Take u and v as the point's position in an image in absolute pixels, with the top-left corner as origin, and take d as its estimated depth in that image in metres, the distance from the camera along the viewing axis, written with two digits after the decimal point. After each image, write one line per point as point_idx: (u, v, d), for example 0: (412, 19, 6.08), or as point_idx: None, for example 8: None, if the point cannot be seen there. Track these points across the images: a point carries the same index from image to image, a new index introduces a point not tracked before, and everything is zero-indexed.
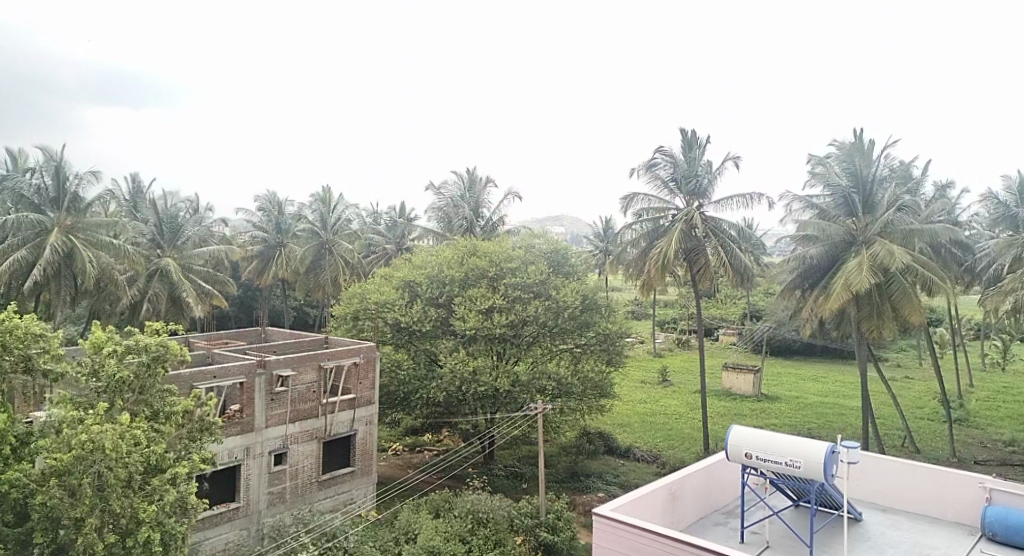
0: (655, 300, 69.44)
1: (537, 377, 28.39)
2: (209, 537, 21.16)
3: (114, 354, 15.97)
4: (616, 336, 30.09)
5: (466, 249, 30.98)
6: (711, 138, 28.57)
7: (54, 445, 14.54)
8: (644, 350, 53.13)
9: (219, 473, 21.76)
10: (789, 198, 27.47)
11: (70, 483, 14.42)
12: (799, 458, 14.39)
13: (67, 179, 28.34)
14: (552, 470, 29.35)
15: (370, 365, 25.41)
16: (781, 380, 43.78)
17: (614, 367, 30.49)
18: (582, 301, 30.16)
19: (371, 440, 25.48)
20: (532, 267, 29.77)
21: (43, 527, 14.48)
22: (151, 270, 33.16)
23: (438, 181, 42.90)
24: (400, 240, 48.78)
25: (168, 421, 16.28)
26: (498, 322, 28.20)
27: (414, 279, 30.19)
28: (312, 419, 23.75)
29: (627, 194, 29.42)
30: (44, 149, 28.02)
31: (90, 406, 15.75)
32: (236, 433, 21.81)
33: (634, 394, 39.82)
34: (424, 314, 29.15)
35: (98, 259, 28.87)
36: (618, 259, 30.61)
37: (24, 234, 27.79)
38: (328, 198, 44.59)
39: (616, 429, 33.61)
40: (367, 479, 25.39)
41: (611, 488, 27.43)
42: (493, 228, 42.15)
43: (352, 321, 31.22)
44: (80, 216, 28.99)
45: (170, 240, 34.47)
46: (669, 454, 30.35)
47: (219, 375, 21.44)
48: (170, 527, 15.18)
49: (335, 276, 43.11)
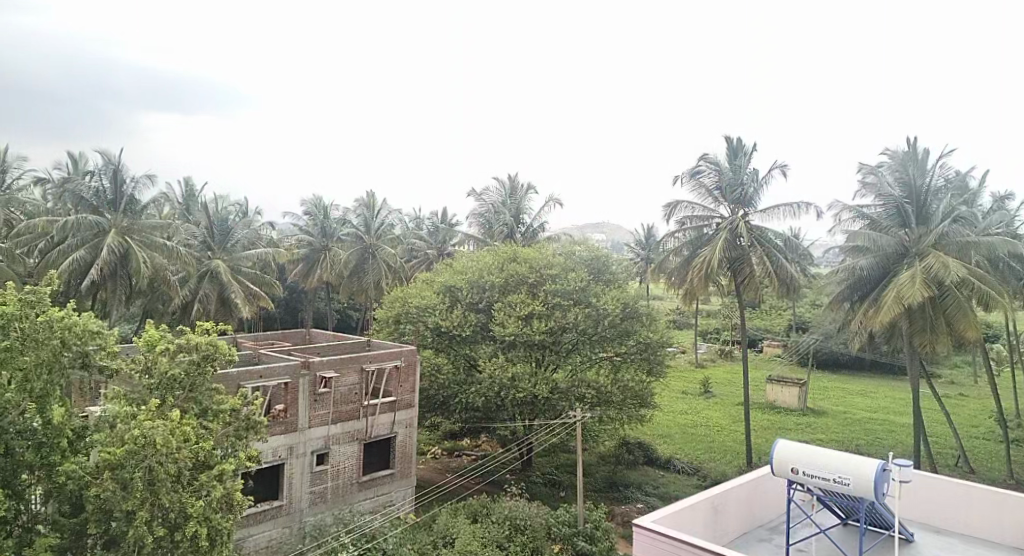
0: (698, 309, 68.87)
1: (576, 385, 28.29)
2: (253, 534, 21.56)
3: (166, 352, 16.42)
4: (658, 345, 29.84)
5: (506, 255, 31.11)
6: (758, 146, 28.21)
7: (108, 439, 14.95)
8: (686, 359, 52.73)
9: (263, 471, 22.15)
10: (838, 208, 27.04)
11: (123, 477, 14.75)
12: (847, 476, 14.11)
13: (124, 183, 29.13)
14: (591, 479, 29.21)
15: (411, 369, 25.62)
16: (827, 394, 43.01)
17: (655, 377, 30.28)
18: (623, 309, 30.02)
19: (412, 442, 25.67)
20: (573, 274, 29.75)
21: (96, 519, 14.85)
22: (202, 272, 33.92)
23: (480, 187, 43.17)
24: (442, 246, 49.22)
25: (216, 419, 16.60)
26: (538, 329, 28.18)
27: (455, 284, 30.48)
28: (353, 420, 24.01)
29: (670, 201, 29.23)
30: (103, 152, 28.84)
31: (143, 402, 16.11)
32: (280, 432, 22.17)
33: (675, 405, 39.49)
34: (464, 319, 29.35)
35: (152, 260, 29.65)
36: (660, 267, 30.38)
37: (82, 234, 28.66)
38: (372, 203, 45.17)
39: (656, 440, 33.37)
40: (406, 482, 25.55)
41: (651, 499, 27.18)
42: (534, 234, 42.27)
43: (394, 325, 31.62)
44: (136, 218, 29.80)
45: (220, 242, 35.31)
46: (711, 466, 30.02)
47: (265, 375, 21.85)
48: (216, 523, 15.44)
49: (377, 280, 43.59)
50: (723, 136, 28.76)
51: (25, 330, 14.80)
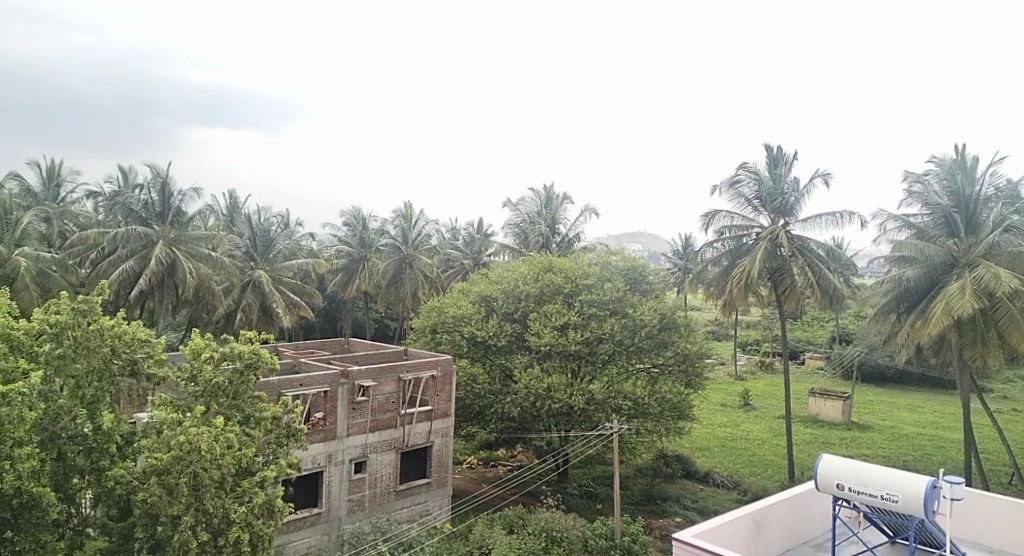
0: (737, 320, 68.10)
1: (613, 397, 28.09)
2: (293, 541, 21.79)
3: (210, 360, 16.71)
4: (696, 357, 29.51)
5: (543, 265, 31.13)
6: (799, 155, 27.85)
7: (155, 445, 15.24)
8: (725, 371, 52.09)
9: (303, 478, 22.40)
10: (883, 218, 26.51)
11: (168, 482, 14.99)
12: (897, 493, 13.79)
13: (171, 195, 29.78)
14: (628, 492, 28.96)
15: (447, 378, 25.72)
16: (871, 408, 42.13)
17: (693, 389, 29.95)
18: (661, 320, 29.77)
19: (448, 451, 25.73)
20: (609, 284, 29.60)
21: (143, 523, 15.11)
22: (244, 281, 34.51)
23: (516, 198, 43.32)
24: (478, 256, 49.50)
25: (258, 426, 16.82)
26: (573, 340, 28.09)
27: (490, 294, 30.58)
28: (390, 429, 24.14)
29: (709, 211, 28.96)
30: (152, 165, 29.55)
31: (188, 409, 16.38)
32: (319, 440, 22.40)
33: (714, 417, 39.01)
34: (500, 329, 29.41)
35: (197, 270, 30.25)
36: (698, 278, 30.07)
37: (132, 245, 29.37)
38: (410, 214, 45.52)
39: (695, 453, 33.02)
40: (443, 491, 25.61)
41: (690, 513, 26.83)
42: (570, 244, 42.20)
43: (430, 334, 31.84)
44: (182, 229, 30.42)
45: (262, 253, 35.97)
46: (751, 481, 29.55)
47: (305, 383, 22.09)
48: (258, 529, 15.63)
49: (414, 290, 43.93)
50: (763, 144, 28.45)
51: (78, 338, 14.99)
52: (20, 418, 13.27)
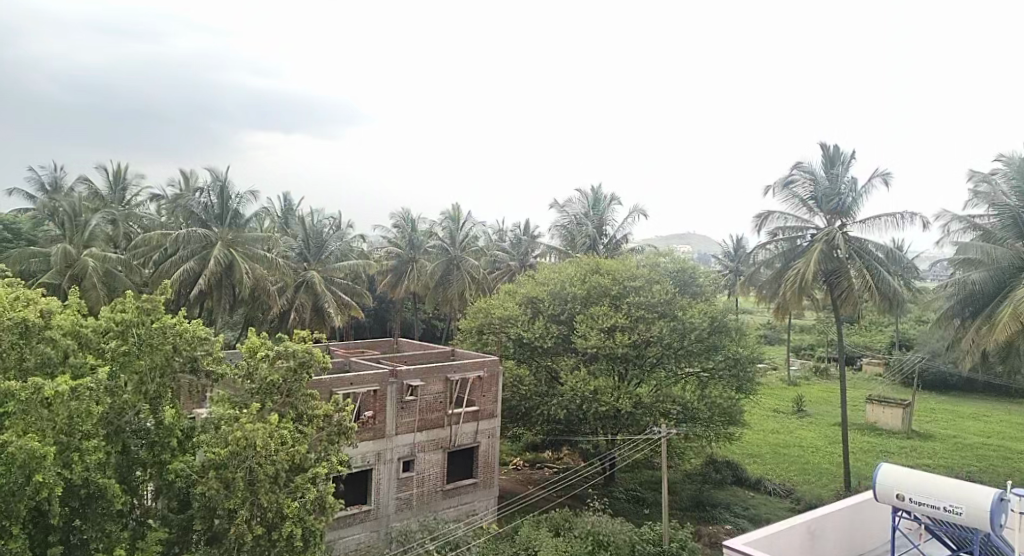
0: (790, 324, 66.87)
1: (661, 400, 27.76)
2: (343, 537, 22.12)
3: (266, 358, 17.01)
4: (748, 361, 29.04)
5: (590, 267, 31.00)
6: (856, 155, 27.18)
7: (213, 440, 15.54)
8: (778, 376, 51.15)
9: (353, 476, 22.72)
10: (946, 219, 25.77)
11: (225, 476, 15.27)
12: (960, 504, 13.38)
13: (230, 198, 30.51)
14: (676, 497, 28.60)
15: (494, 379, 25.73)
16: (932, 416, 40.90)
17: (744, 394, 29.47)
18: (711, 323, 29.35)
19: (494, 453, 25.76)
20: (658, 286, 29.31)
21: (201, 515, 15.43)
22: (298, 281, 35.14)
23: (564, 199, 43.33)
24: (525, 257, 49.68)
25: (311, 424, 17.04)
26: (621, 342, 27.82)
27: (537, 296, 30.60)
28: (437, 429, 24.27)
29: (762, 212, 28.46)
30: (211, 169, 30.30)
31: (245, 406, 16.70)
32: (369, 438, 22.68)
33: (766, 423, 38.34)
34: (546, 330, 29.38)
35: (253, 270, 30.87)
36: (750, 280, 29.56)
37: (192, 247, 30.16)
38: (458, 215, 45.75)
39: (746, 459, 32.50)
40: (489, 492, 25.67)
41: (741, 520, 26.38)
42: (617, 246, 41.94)
43: (477, 335, 32.00)
44: (240, 231, 31.06)
45: (315, 254, 36.58)
46: (805, 489, 28.92)
47: (355, 382, 22.36)
48: (310, 524, 15.85)
49: (462, 292, 44.22)
50: (819, 144, 27.84)
51: (142, 335, 15.46)
52: (87, 411, 13.70)
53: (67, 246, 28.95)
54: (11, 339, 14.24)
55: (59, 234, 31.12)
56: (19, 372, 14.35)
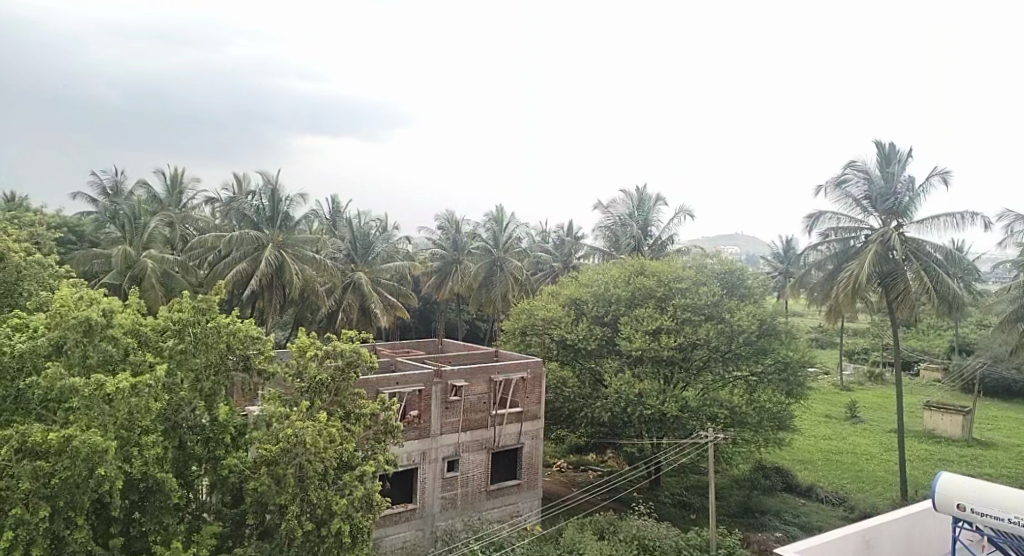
0: (844, 327, 65.43)
1: (708, 404, 27.35)
2: (389, 535, 22.32)
3: (315, 357, 17.20)
4: (798, 365, 28.42)
5: (635, 268, 30.74)
6: (913, 153, 26.48)
7: (265, 437, 15.77)
8: (830, 381, 50.12)
9: (398, 474, 22.93)
10: (1010, 219, 24.91)
11: (277, 473, 15.46)
12: None
13: (280, 201, 31.22)
14: (723, 503, 28.17)
15: (538, 381, 25.61)
16: (994, 424, 39.58)
17: (794, 399, 28.89)
18: (760, 326, 28.86)
19: (538, 454, 25.66)
20: (704, 288, 28.89)
21: (253, 510, 15.70)
22: (346, 282, 35.59)
23: (607, 200, 43.04)
24: (568, 259, 49.60)
25: (358, 422, 17.16)
26: (666, 345, 27.43)
27: (581, 297, 30.50)
28: (481, 429, 24.28)
29: (813, 212, 27.89)
30: (263, 173, 30.92)
31: (295, 404, 16.90)
32: (414, 437, 22.84)
33: (817, 429, 37.57)
34: (590, 332, 29.23)
35: (303, 272, 31.31)
36: (801, 282, 28.97)
37: (245, 249, 30.76)
38: (501, 217, 45.81)
39: (797, 465, 31.90)
40: (533, 493, 25.60)
41: (791, 528, 25.88)
42: (662, 247, 41.53)
43: (520, 336, 32.00)
44: (290, 234, 31.59)
45: (362, 256, 37.05)
46: (859, 497, 28.25)
47: (401, 382, 22.53)
48: (358, 521, 15.92)
49: (505, 293, 44.32)
50: (874, 142, 27.16)
51: (198, 334, 15.79)
52: (147, 407, 14.03)
53: (127, 248, 29.80)
54: (75, 336, 14.65)
55: (119, 236, 32.05)
56: (82, 369, 14.75)
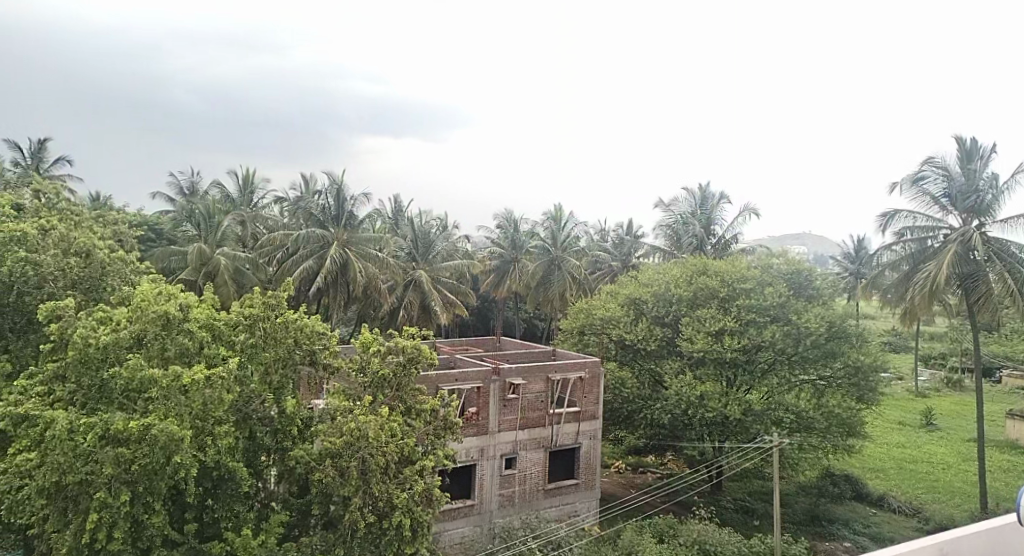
0: (919, 331, 63.14)
1: (773, 408, 26.60)
2: (447, 530, 22.45)
3: (378, 353, 17.33)
4: (871, 370, 27.58)
5: (697, 267, 30.22)
6: (997, 148, 25.31)
7: (330, 430, 15.94)
8: (904, 388, 48.45)
9: (457, 470, 23.02)
10: None
11: (341, 465, 15.60)
12: None
13: (345, 201, 31.54)
14: (789, 510, 27.40)
15: (596, 380, 25.29)
16: None
17: (865, 405, 27.93)
18: (829, 328, 27.99)
19: (596, 454, 25.36)
20: (770, 289, 28.17)
21: (318, 500, 15.89)
22: (407, 279, 35.91)
23: (668, 198, 42.41)
24: (627, 258, 49.11)
25: (419, 418, 17.20)
26: (729, 346, 26.83)
27: (641, 297, 30.14)
28: (540, 428, 24.15)
29: (888, 210, 26.94)
30: (329, 173, 31.39)
31: (358, 398, 17.04)
32: (472, 434, 22.88)
33: (890, 436, 36.34)
34: (650, 332, 28.86)
35: (367, 269, 31.68)
36: (874, 282, 28.03)
37: (311, 246, 31.33)
38: (559, 215, 45.60)
39: (868, 474, 30.91)
40: (592, 494, 25.33)
41: (861, 538, 25.07)
42: (725, 247, 40.70)
43: (578, 335, 31.80)
44: (354, 231, 32.01)
45: (423, 253, 37.29)
46: (934, 509, 27.21)
47: (460, 379, 22.59)
48: (418, 515, 15.93)
49: (563, 292, 44.08)
50: (955, 137, 26.08)
51: (267, 329, 16.09)
52: (220, 399, 14.36)
53: (203, 246, 30.73)
54: (154, 330, 15.15)
55: (194, 233, 33.01)
56: (161, 361, 15.21)
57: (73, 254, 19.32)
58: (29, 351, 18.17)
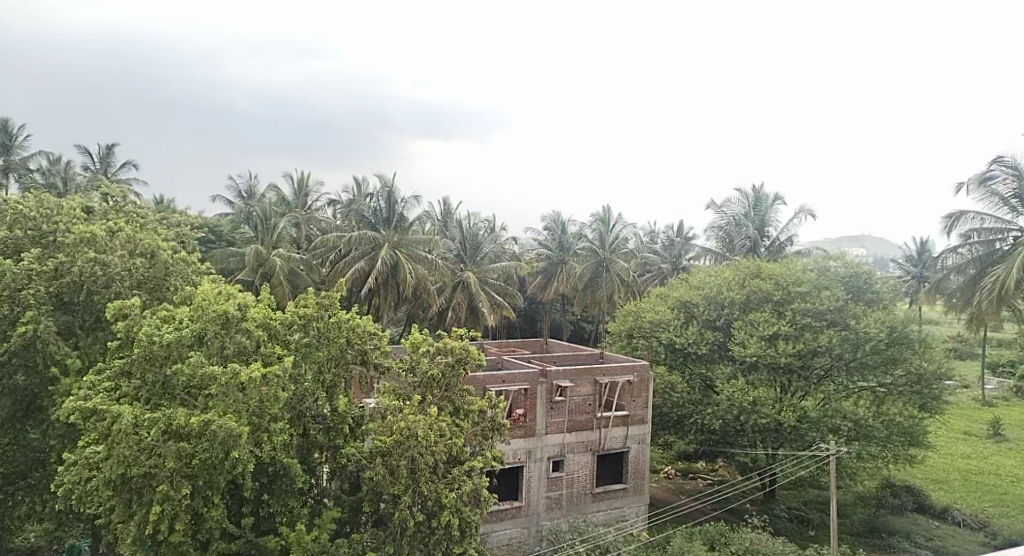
0: (985, 338, 61.07)
1: (830, 415, 26.10)
2: (495, 531, 22.55)
3: (427, 353, 17.48)
4: (933, 377, 26.74)
5: (749, 270, 29.84)
6: None
7: (380, 429, 16.15)
8: (970, 396, 46.90)
9: (504, 471, 23.09)
10: None
11: (391, 463, 15.79)
12: None
13: (396, 203, 31.94)
14: (847, 520, 26.81)
15: (645, 384, 25.07)
16: None
17: (927, 413, 27.10)
18: (889, 334, 27.25)
19: (645, 458, 25.16)
20: (826, 293, 27.58)
21: (369, 498, 16.12)
22: (456, 281, 36.16)
23: (721, 200, 41.91)
24: (677, 260, 48.67)
25: (466, 418, 17.29)
26: (784, 351, 26.34)
27: (691, 300, 29.89)
28: (588, 431, 24.06)
29: (953, 211, 26.22)
30: (380, 176, 31.81)
31: (407, 398, 17.22)
32: (519, 436, 22.93)
33: (954, 447, 35.26)
34: (700, 336, 28.55)
35: (416, 270, 32.01)
36: (937, 287, 27.30)
37: (362, 247, 31.80)
38: (608, 217, 45.39)
39: (931, 485, 30.06)
40: (640, 498, 25.14)
41: (923, 551, 24.39)
42: (780, 249, 39.99)
43: (627, 338, 31.68)
44: (404, 233, 32.39)
45: (471, 255, 37.58)
46: (1002, 523, 26.31)
47: (508, 380, 22.66)
48: (466, 515, 16.03)
49: (611, 294, 43.87)
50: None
51: (321, 329, 16.39)
52: (276, 396, 14.69)
53: (259, 247, 31.50)
54: (214, 329, 15.57)
55: (251, 235, 33.84)
56: (220, 359, 15.65)
57: (138, 255, 20.04)
58: (96, 348, 18.82)
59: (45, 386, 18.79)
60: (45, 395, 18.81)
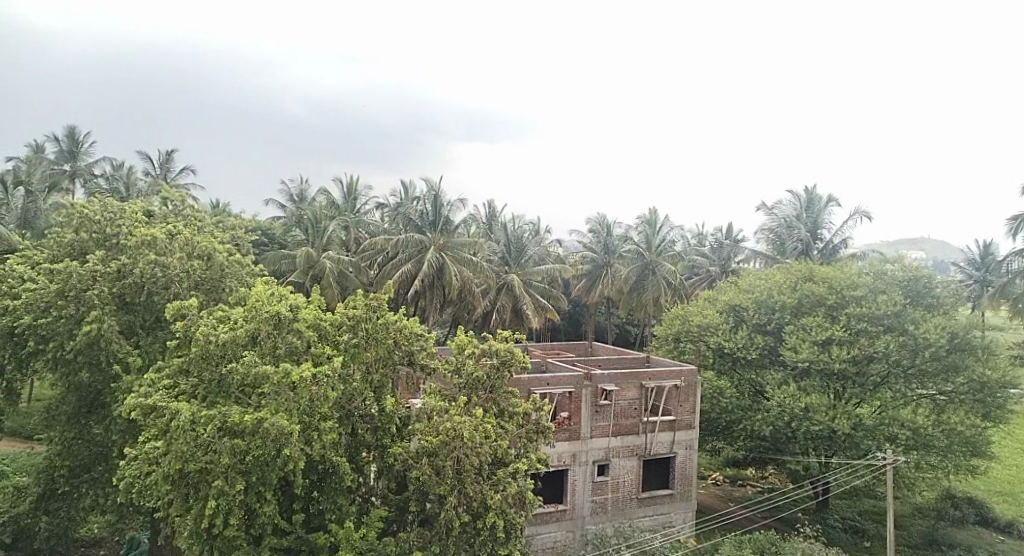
0: None
1: (886, 423, 25.44)
2: (540, 534, 22.62)
3: (472, 355, 17.56)
4: (997, 386, 25.70)
5: (802, 273, 29.31)
6: None
7: (426, 429, 16.30)
8: None
9: (549, 474, 23.12)
10: None
11: (437, 463, 15.93)
12: None
13: (442, 206, 32.24)
14: (904, 532, 26.14)
15: (692, 389, 24.79)
16: None
17: (991, 423, 26.12)
18: (950, 340, 26.44)
19: (691, 463, 24.90)
20: (883, 297, 26.85)
21: (416, 497, 16.29)
22: (501, 283, 36.32)
23: (771, 202, 41.27)
24: (726, 264, 48.03)
25: (511, 420, 17.34)
26: (838, 357, 25.85)
27: (741, 304, 29.51)
28: (633, 435, 23.92)
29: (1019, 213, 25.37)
30: (427, 180, 32.16)
31: (453, 399, 17.35)
32: (564, 439, 22.94)
33: (1020, 458, 34.06)
34: (750, 340, 28.13)
35: (462, 273, 32.23)
36: (1003, 291, 26.40)
37: (409, 250, 32.14)
38: (654, 220, 45.04)
39: (994, 497, 29.11)
40: (686, 504, 24.88)
41: None
42: (834, 251, 39.15)
43: (674, 343, 31.43)
44: (450, 237, 32.67)
45: (516, 258, 37.84)
46: None
47: (552, 383, 22.69)
48: (511, 517, 16.08)
49: (657, 297, 43.48)
50: None
51: (369, 330, 16.65)
52: (325, 396, 14.96)
53: (309, 250, 32.11)
54: (266, 329, 15.97)
55: (302, 238, 34.51)
56: (273, 358, 16.02)
57: (195, 257, 20.62)
58: (156, 346, 19.45)
59: (108, 383, 19.49)
60: (108, 391, 19.54)
